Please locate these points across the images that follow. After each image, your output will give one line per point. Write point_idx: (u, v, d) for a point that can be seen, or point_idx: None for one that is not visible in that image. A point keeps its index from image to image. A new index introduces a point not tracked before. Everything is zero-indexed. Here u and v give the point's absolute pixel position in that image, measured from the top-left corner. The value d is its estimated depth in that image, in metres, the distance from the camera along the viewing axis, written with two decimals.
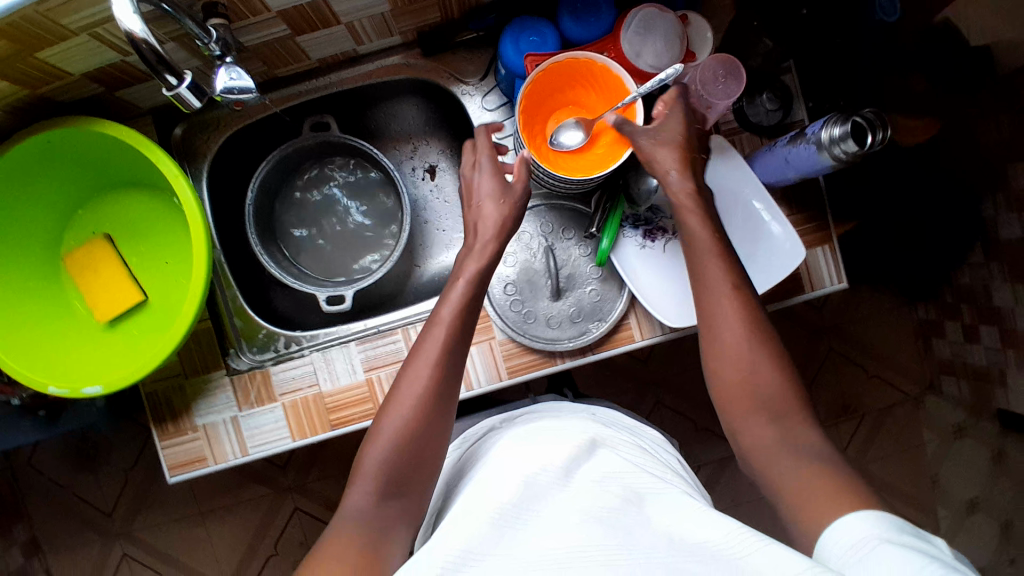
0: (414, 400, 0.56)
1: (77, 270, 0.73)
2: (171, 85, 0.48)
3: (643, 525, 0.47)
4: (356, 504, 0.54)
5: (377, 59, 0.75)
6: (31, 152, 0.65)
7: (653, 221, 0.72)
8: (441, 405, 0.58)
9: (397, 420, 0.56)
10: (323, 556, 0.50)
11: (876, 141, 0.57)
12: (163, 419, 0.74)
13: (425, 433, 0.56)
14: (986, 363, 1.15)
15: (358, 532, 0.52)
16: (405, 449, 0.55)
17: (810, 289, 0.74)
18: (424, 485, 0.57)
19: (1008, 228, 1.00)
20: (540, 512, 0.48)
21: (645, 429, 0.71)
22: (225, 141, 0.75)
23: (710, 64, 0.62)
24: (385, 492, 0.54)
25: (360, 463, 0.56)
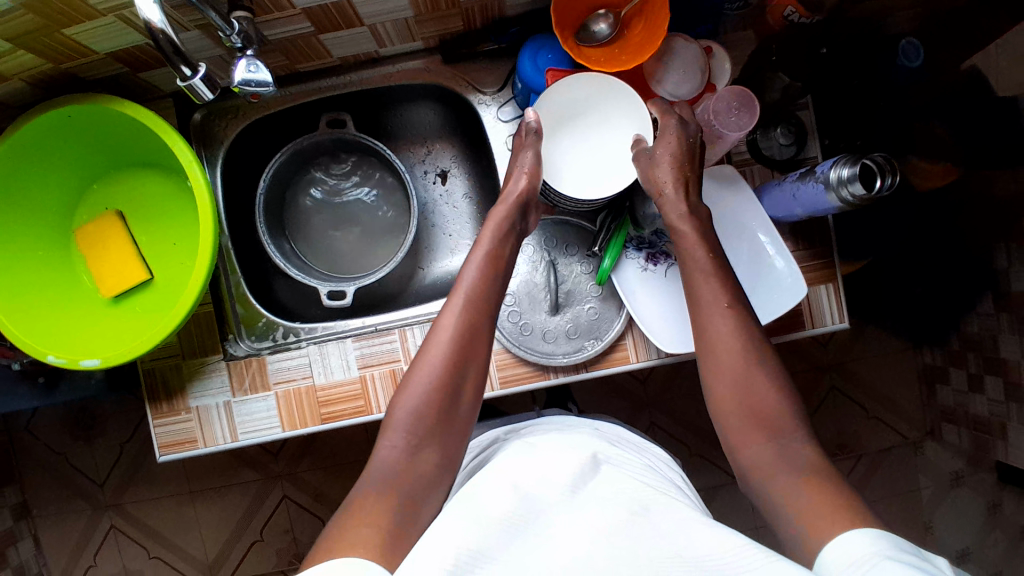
0: (442, 353, 0.60)
1: (86, 243, 0.74)
2: (185, 76, 0.49)
3: (649, 539, 0.47)
4: (384, 459, 0.56)
5: (398, 62, 0.76)
6: (52, 125, 0.67)
7: (656, 245, 0.71)
8: (467, 361, 0.60)
9: (413, 401, 0.58)
10: (353, 513, 0.52)
11: (884, 186, 0.56)
12: (158, 398, 0.75)
13: (450, 391, 0.59)
14: (988, 414, 1.14)
15: (386, 488, 0.54)
16: (432, 401, 0.58)
17: (810, 325, 0.74)
18: (447, 449, 0.58)
19: (1019, 280, 0.99)
20: (543, 524, 0.50)
21: (649, 446, 0.71)
22: (243, 130, 0.76)
23: (723, 95, 0.62)
24: (413, 444, 0.57)
25: (388, 418, 0.59)
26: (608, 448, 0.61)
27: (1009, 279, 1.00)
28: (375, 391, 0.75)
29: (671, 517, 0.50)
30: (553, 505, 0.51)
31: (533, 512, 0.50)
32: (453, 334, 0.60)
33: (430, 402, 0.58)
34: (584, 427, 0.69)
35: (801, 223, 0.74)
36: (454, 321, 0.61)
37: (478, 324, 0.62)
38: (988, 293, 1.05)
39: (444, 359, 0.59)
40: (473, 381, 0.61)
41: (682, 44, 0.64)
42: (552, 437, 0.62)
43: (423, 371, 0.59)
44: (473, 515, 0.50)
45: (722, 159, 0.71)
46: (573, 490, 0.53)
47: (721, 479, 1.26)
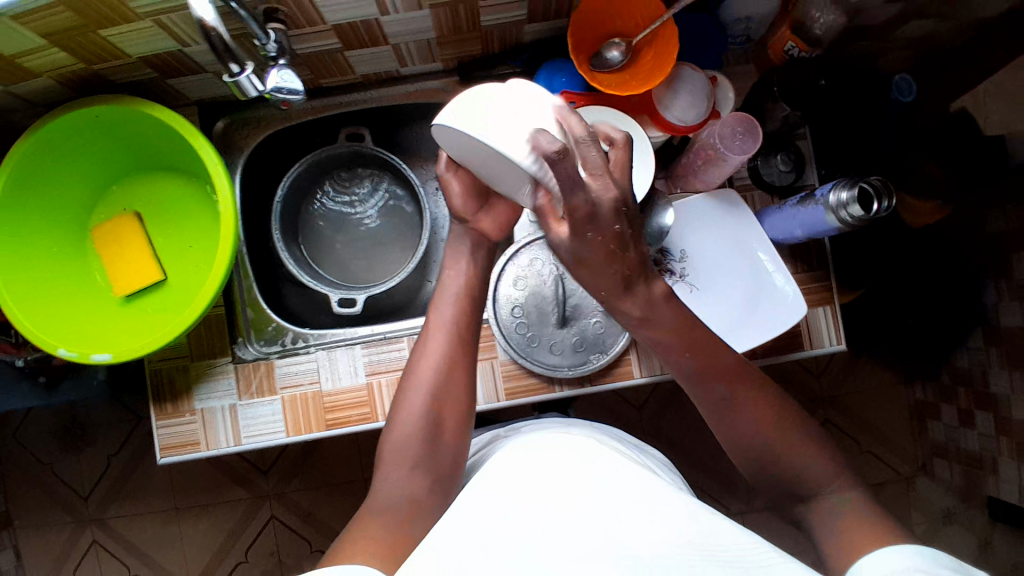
0: (427, 383, 0.67)
1: (103, 242, 0.76)
2: (232, 72, 0.52)
3: (664, 528, 0.49)
4: (387, 486, 0.63)
5: (417, 81, 0.79)
6: (80, 125, 0.69)
7: (662, 263, 0.73)
8: (448, 388, 0.68)
9: (406, 427, 0.65)
10: (360, 531, 0.57)
11: (882, 208, 0.60)
12: (163, 399, 0.76)
13: (434, 416, 0.66)
14: (980, 449, 1.15)
15: (388, 511, 0.60)
16: (418, 430, 0.65)
17: (809, 346, 0.76)
18: (441, 467, 0.65)
19: (1008, 316, 1.02)
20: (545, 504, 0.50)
21: (648, 449, 0.76)
22: (264, 139, 0.79)
23: (729, 121, 0.65)
24: (410, 470, 0.63)
25: (385, 448, 0.66)
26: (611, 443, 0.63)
27: (998, 313, 1.03)
28: (380, 397, 0.75)
29: (683, 514, 0.51)
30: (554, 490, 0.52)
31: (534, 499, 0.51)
32: (435, 366, 0.68)
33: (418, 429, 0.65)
34: (581, 424, 0.71)
35: (800, 247, 0.77)
36: (435, 355, 0.68)
37: (458, 356, 0.69)
38: (978, 328, 1.08)
39: (428, 389, 0.67)
40: (456, 406, 0.68)
41: (688, 73, 0.68)
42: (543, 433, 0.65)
43: (409, 401, 0.66)
44: (467, 517, 0.50)
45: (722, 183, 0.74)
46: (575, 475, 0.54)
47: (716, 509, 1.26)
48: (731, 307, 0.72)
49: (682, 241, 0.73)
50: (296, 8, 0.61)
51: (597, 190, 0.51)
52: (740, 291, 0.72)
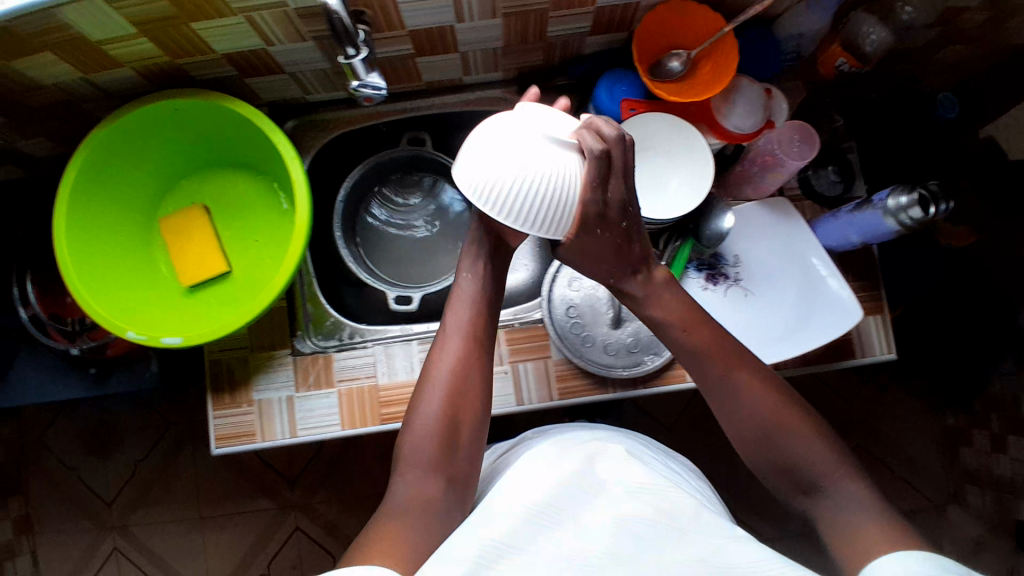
0: (444, 384, 0.66)
1: (171, 233, 0.78)
2: (350, 55, 0.60)
3: (682, 541, 0.51)
4: (403, 489, 0.61)
5: (478, 90, 0.82)
6: (160, 118, 0.72)
7: (716, 266, 0.75)
8: (464, 390, 0.66)
9: (422, 426, 0.64)
10: (377, 531, 0.55)
11: (941, 211, 0.63)
12: (221, 389, 0.76)
13: (450, 417, 0.64)
14: (1012, 475, 1.14)
15: (405, 512, 0.58)
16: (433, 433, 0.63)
17: (860, 354, 0.77)
18: (459, 469, 0.64)
19: None
20: (566, 510, 0.52)
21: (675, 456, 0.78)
22: (330, 141, 0.82)
23: (786, 129, 0.69)
24: (427, 474, 0.62)
25: (402, 451, 0.64)
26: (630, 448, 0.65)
27: None
28: None
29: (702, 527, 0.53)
30: (574, 496, 0.54)
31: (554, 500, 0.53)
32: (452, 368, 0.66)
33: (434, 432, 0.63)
34: (612, 431, 0.72)
35: (850, 257, 0.78)
36: (452, 357, 0.67)
37: (473, 357, 0.67)
38: (1011, 352, 1.09)
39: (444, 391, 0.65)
40: (472, 409, 0.66)
41: (746, 86, 0.70)
42: (553, 445, 0.65)
43: (426, 400, 0.65)
44: (490, 513, 0.52)
45: (774, 191, 0.76)
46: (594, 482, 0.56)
47: None
48: (784, 311, 0.73)
49: (737, 246, 0.74)
50: (381, 12, 0.64)
51: (609, 191, 0.59)
52: (793, 295, 0.73)
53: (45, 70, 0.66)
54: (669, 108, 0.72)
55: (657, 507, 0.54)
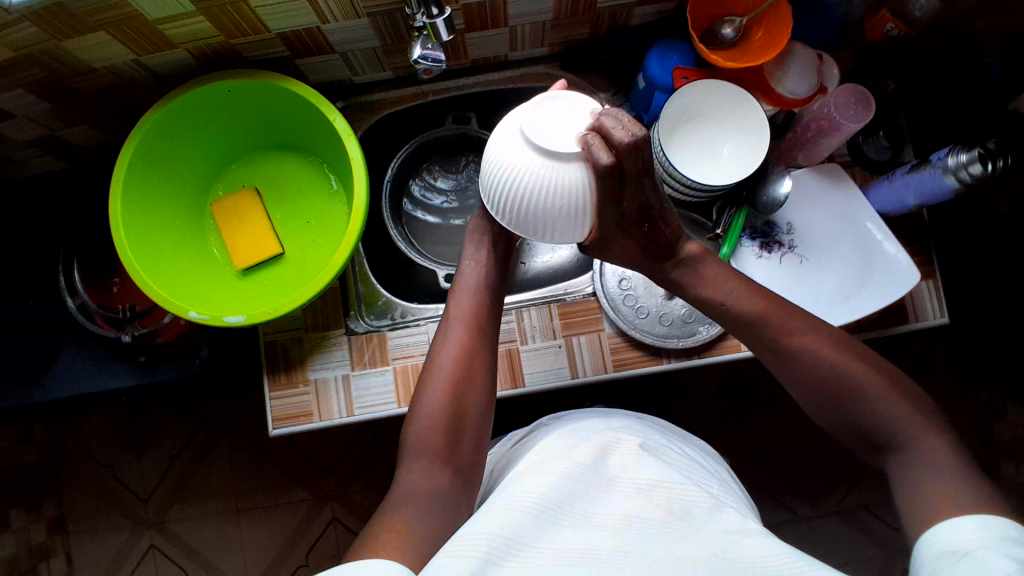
0: (448, 371, 0.66)
1: (224, 217, 0.78)
2: (432, 14, 0.59)
3: (693, 542, 0.49)
4: (410, 479, 0.61)
5: (523, 67, 0.82)
6: (213, 101, 0.72)
7: (770, 235, 0.74)
8: (468, 379, 0.67)
9: (425, 419, 0.64)
10: (388, 522, 0.55)
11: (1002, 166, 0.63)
12: (277, 370, 0.76)
13: (454, 405, 0.65)
14: None
15: (412, 501, 0.59)
16: (437, 421, 0.64)
17: (915, 319, 0.76)
18: (463, 458, 0.64)
19: None
20: (573, 510, 0.52)
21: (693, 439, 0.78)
22: (376, 122, 0.82)
23: (841, 93, 0.69)
24: (433, 463, 0.62)
25: (407, 439, 0.64)
26: (652, 440, 0.64)
27: None
28: None
29: (716, 530, 0.52)
30: (581, 495, 0.53)
31: (562, 498, 0.52)
32: (455, 357, 0.67)
33: (437, 421, 0.64)
34: (628, 416, 0.72)
35: (904, 222, 0.77)
36: (452, 346, 0.68)
37: (475, 346, 0.68)
38: None
39: (447, 379, 0.66)
40: (476, 397, 0.66)
41: (800, 50, 0.71)
42: (560, 434, 0.64)
43: (429, 391, 0.65)
44: (497, 507, 0.51)
45: (826, 158, 0.76)
46: (604, 480, 0.56)
47: (784, 513, 1.24)
48: (841, 276, 0.73)
49: (791, 214, 0.74)
50: None
51: (623, 200, 0.57)
52: (849, 260, 0.73)
53: (93, 52, 0.66)
54: (724, 76, 0.72)
55: (666, 509, 0.53)
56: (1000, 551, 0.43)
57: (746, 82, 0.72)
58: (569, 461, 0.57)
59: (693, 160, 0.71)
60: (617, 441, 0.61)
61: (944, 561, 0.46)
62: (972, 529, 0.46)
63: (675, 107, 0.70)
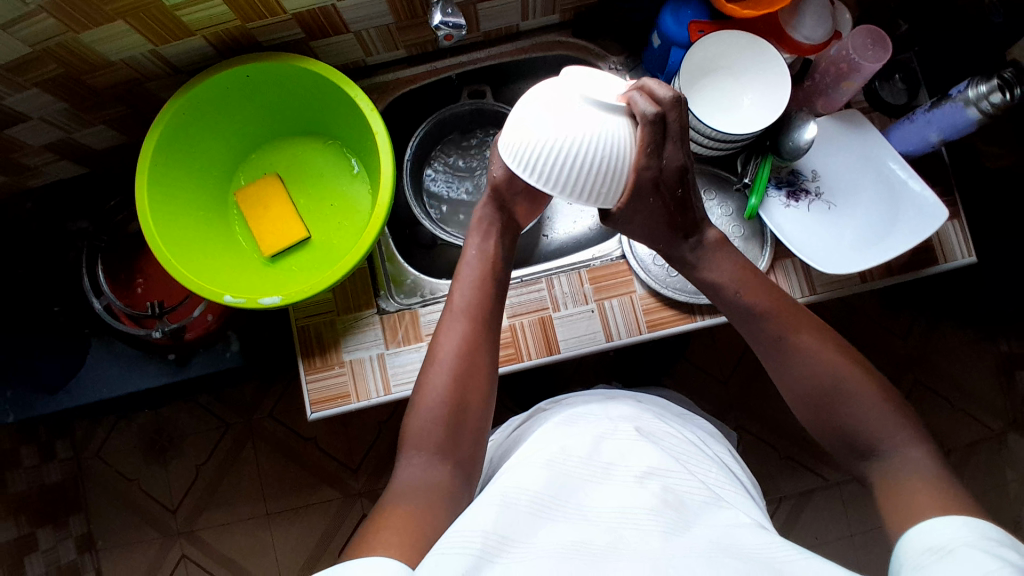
0: (450, 364, 0.64)
1: (249, 204, 0.78)
2: None
3: (690, 530, 0.49)
4: (410, 472, 0.60)
5: (533, 37, 0.83)
6: (232, 88, 0.72)
7: (795, 184, 0.75)
8: (471, 370, 0.64)
9: (427, 412, 0.62)
10: (390, 515, 0.54)
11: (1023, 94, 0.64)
12: (312, 353, 0.76)
13: (458, 396, 0.63)
14: None
15: (416, 495, 0.57)
16: (438, 414, 0.62)
17: (943, 260, 0.75)
18: (468, 452, 0.62)
19: None
20: (571, 504, 0.50)
21: (695, 419, 0.78)
22: (391, 103, 0.82)
23: (859, 34, 0.69)
24: (435, 457, 0.60)
25: (407, 432, 0.63)
26: (650, 425, 0.63)
27: None
28: (525, 340, 0.76)
29: (715, 521, 0.50)
30: (580, 488, 0.52)
31: (559, 492, 0.51)
32: (458, 347, 0.65)
33: (439, 413, 0.62)
34: (625, 398, 0.72)
35: (924, 162, 0.77)
36: (455, 337, 0.65)
37: (479, 337, 0.66)
38: None
39: (450, 372, 0.63)
40: (480, 388, 0.64)
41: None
42: (562, 421, 0.62)
43: (431, 383, 0.63)
44: (494, 498, 0.50)
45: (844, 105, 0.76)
46: (604, 470, 0.54)
47: (814, 480, 1.23)
48: (865, 218, 0.73)
49: (814, 161, 0.75)
50: None
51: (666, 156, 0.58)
52: (874, 202, 0.73)
53: (110, 43, 0.66)
54: (742, 26, 0.73)
55: (662, 495, 0.51)
56: (982, 548, 0.42)
57: (764, 30, 0.73)
58: (569, 451, 0.56)
59: (713, 108, 0.72)
60: (615, 430, 0.60)
61: (926, 560, 0.44)
62: (959, 525, 0.45)
63: (695, 57, 0.71)
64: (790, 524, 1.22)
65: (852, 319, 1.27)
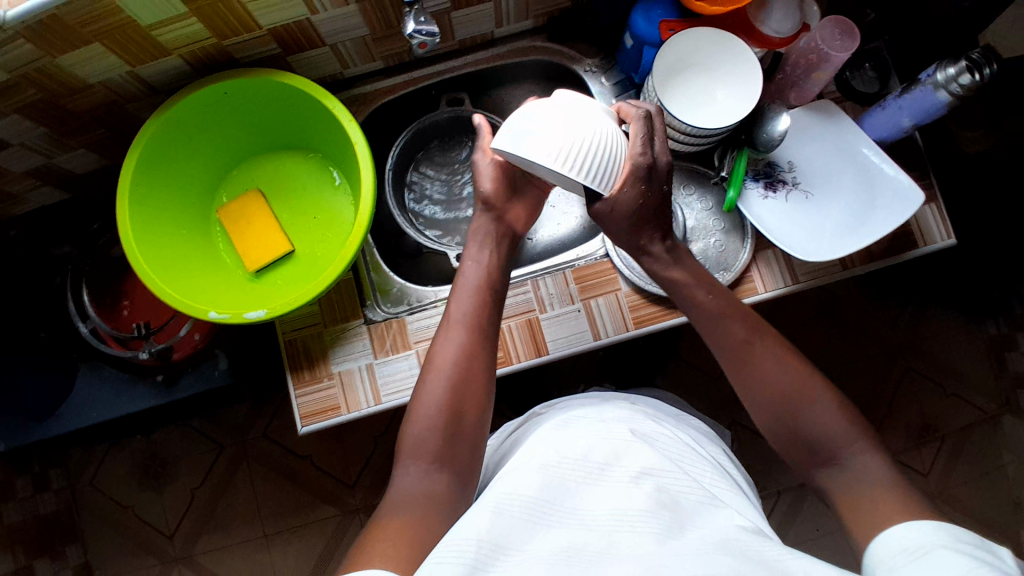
0: (447, 371, 0.64)
1: (232, 220, 0.78)
2: None
3: (687, 531, 0.48)
4: (408, 479, 0.59)
5: (508, 43, 0.84)
6: (210, 105, 0.72)
7: (772, 175, 0.76)
8: (468, 377, 0.64)
9: (423, 422, 0.62)
10: (384, 527, 0.53)
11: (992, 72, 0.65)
12: (300, 367, 0.76)
13: (457, 402, 0.63)
14: None
15: (413, 505, 0.56)
16: (434, 423, 0.61)
17: (923, 243, 0.76)
18: (465, 461, 0.61)
19: None
20: (566, 509, 0.50)
21: (691, 419, 0.78)
22: (371, 113, 0.83)
23: (826, 25, 0.71)
24: (431, 466, 0.60)
25: (402, 442, 0.62)
26: (646, 426, 0.63)
27: None
28: (513, 344, 0.76)
29: (713, 521, 0.49)
30: (575, 493, 0.51)
31: (554, 498, 0.51)
32: (455, 353, 0.65)
33: (435, 422, 0.61)
34: (619, 400, 0.71)
35: (899, 149, 0.78)
36: (453, 346, 0.65)
37: (477, 344, 0.66)
38: None
39: (448, 379, 0.63)
40: (476, 396, 0.64)
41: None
42: (557, 426, 0.62)
43: (428, 391, 0.63)
44: (487, 506, 0.49)
45: (816, 97, 0.77)
46: (600, 473, 0.54)
47: None
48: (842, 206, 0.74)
49: (790, 152, 0.76)
50: None
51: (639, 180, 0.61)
52: (851, 189, 0.74)
53: (87, 66, 0.66)
54: (712, 22, 0.74)
55: (656, 495, 0.51)
56: (952, 549, 0.41)
57: (733, 25, 0.74)
58: (564, 455, 0.55)
59: (686, 103, 0.72)
60: (610, 432, 0.59)
61: (899, 562, 0.43)
62: (931, 529, 0.44)
63: (666, 53, 0.72)
64: (790, 519, 1.21)
65: (840, 309, 1.28)
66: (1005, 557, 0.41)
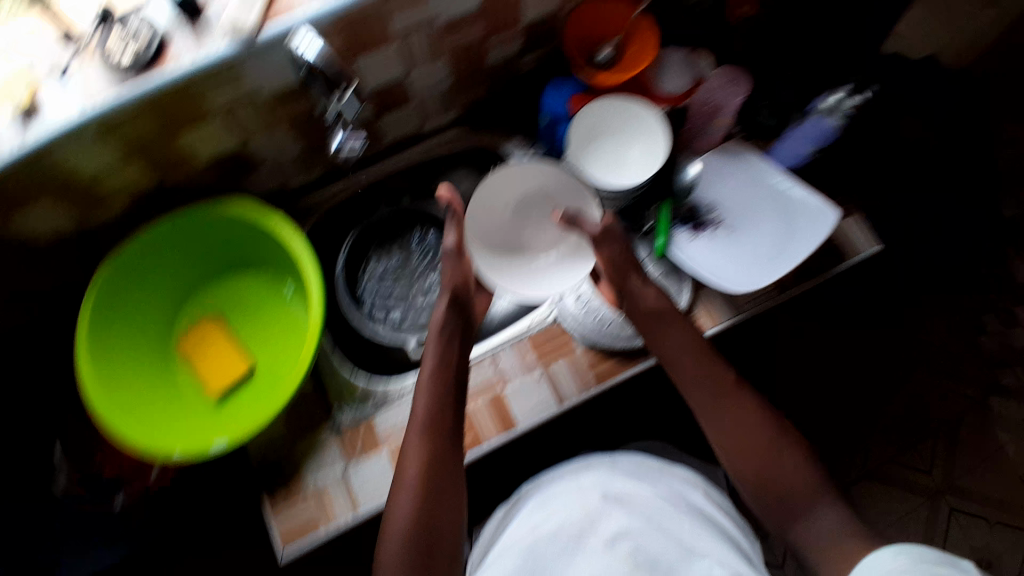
0: (414, 482, 0.63)
1: (191, 351, 0.80)
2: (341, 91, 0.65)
3: None
4: None
5: (437, 135, 0.88)
6: (156, 245, 0.74)
7: (696, 217, 0.80)
8: (433, 485, 0.63)
9: (395, 540, 0.60)
10: None
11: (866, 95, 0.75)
12: (274, 488, 0.75)
13: (428, 511, 0.62)
14: None
15: None
16: (409, 540, 0.60)
17: (849, 256, 0.79)
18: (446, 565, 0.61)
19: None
20: None
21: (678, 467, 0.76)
22: (320, 220, 0.85)
23: (718, 74, 0.79)
24: None
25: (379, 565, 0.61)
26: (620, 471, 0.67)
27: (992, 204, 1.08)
28: (481, 419, 0.76)
29: None
30: None
31: None
32: (419, 461, 0.64)
33: (410, 537, 0.60)
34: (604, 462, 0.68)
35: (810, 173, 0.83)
36: (417, 451, 0.64)
37: (438, 447, 0.65)
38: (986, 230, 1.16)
39: (416, 489, 0.62)
40: (448, 500, 0.63)
41: (669, 51, 0.81)
42: (537, 498, 0.66)
43: (398, 506, 0.62)
44: None
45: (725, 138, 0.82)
46: (574, 552, 0.59)
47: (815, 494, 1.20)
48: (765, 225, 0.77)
49: (708, 194, 0.80)
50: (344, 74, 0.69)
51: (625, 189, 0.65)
52: (771, 216, 0.78)
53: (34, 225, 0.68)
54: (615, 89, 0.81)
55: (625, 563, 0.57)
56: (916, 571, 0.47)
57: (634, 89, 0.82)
58: (541, 542, 0.61)
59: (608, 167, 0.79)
60: (581, 496, 0.64)
61: None
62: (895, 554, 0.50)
63: (580, 127, 0.78)
64: None
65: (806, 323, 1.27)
66: (967, 566, 0.47)
